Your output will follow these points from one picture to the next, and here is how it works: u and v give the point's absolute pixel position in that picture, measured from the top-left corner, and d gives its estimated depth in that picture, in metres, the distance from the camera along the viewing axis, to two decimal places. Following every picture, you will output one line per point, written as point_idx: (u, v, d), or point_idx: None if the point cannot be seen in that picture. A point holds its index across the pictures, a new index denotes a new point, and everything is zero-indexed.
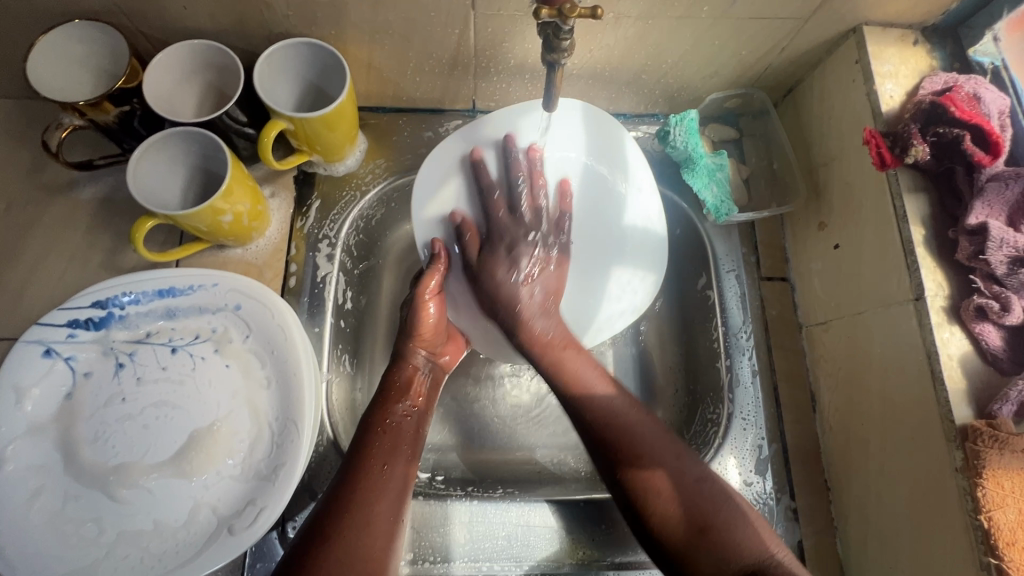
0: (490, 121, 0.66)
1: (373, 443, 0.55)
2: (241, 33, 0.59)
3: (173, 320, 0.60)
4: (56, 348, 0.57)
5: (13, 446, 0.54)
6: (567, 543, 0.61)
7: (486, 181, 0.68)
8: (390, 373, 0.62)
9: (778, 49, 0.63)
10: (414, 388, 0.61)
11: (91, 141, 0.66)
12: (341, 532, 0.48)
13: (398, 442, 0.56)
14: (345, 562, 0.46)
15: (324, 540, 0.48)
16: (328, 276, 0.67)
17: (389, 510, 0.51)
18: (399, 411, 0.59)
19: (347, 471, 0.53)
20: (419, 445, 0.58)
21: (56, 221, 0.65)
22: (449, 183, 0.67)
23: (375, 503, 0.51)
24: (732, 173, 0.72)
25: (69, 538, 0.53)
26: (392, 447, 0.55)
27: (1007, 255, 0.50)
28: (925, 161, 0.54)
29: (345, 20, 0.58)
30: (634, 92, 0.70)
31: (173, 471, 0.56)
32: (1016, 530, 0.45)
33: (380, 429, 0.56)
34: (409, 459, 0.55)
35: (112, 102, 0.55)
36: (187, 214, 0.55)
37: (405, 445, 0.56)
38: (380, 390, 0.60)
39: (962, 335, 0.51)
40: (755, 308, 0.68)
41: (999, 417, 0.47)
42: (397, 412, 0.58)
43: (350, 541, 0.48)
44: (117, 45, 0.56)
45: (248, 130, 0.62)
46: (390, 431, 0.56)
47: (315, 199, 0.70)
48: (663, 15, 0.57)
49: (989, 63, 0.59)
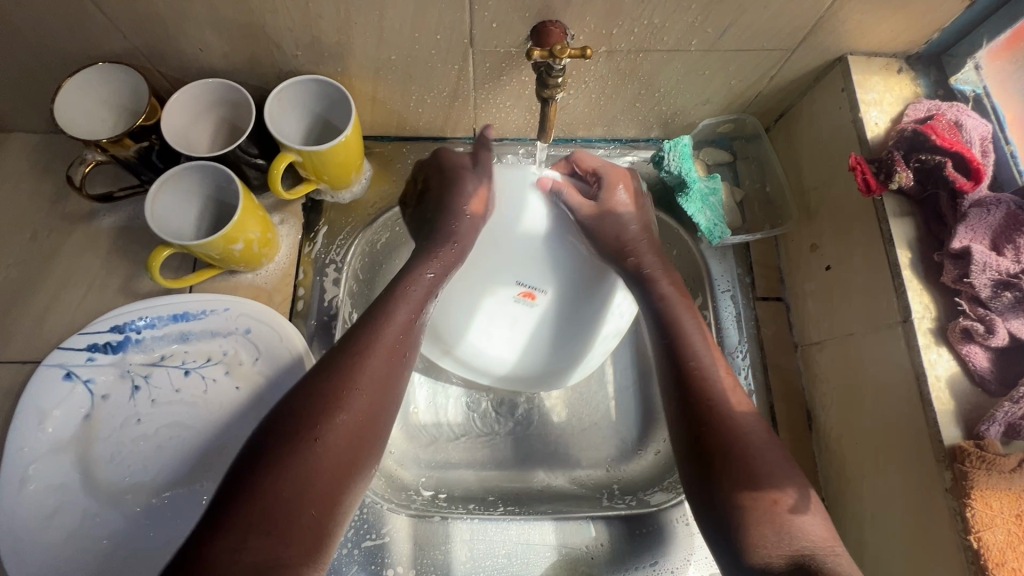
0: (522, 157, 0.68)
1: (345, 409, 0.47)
2: (253, 72, 0.63)
3: (186, 344, 0.63)
4: (76, 372, 0.60)
5: (35, 466, 0.57)
6: (569, 560, 0.63)
7: (504, 201, 0.67)
8: (370, 326, 0.53)
9: (767, 77, 0.65)
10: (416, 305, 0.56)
11: (111, 174, 0.70)
12: (257, 496, 0.41)
13: (367, 379, 0.50)
14: (280, 497, 0.42)
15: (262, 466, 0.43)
16: (335, 299, 0.70)
17: (327, 476, 0.44)
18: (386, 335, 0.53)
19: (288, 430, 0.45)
20: (388, 409, 0.51)
21: (77, 250, 0.68)
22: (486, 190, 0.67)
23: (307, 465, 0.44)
24: (725, 197, 0.74)
25: (88, 556, 0.55)
26: (353, 405, 0.48)
27: (991, 279, 0.51)
28: (909, 187, 0.56)
29: (351, 59, 0.61)
30: (629, 119, 0.72)
31: (186, 489, 0.59)
32: (1005, 550, 0.46)
33: (350, 390, 0.48)
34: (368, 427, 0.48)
35: (133, 138, 0.59)
36: (202, 243, 0.58)
37: (370, 406, 0.49)
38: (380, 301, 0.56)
39: (949, 357, 0.52)
40: (751, 327, 0.69)
41: (987, 438, 0.48)
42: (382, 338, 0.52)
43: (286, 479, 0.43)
44: (137, 85, 0.60)
45: (259, 161, 0.65)
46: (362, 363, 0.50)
47: (323, 225, 0.72)
48: (653, 48, 0.59)
49: (971, 90, 0.61)
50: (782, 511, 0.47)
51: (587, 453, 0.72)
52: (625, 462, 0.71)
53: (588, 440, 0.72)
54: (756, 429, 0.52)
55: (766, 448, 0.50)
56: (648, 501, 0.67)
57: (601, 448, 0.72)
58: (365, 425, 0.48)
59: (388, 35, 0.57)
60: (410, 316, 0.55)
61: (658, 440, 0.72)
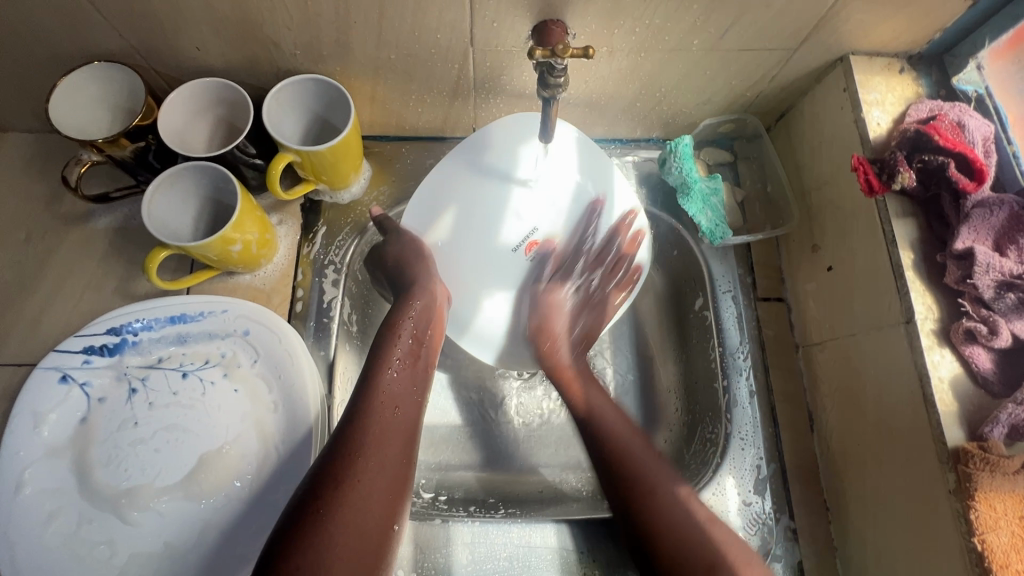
0: (494, 145, 0.67)
1: (353, 475, 0.47)
2: (251, 70, 0.62)
3: (184, 346, 0.62)
4: (72, 374, 0.59)
5: (31, 470, 0.56)
6: (570, 563, 0.62)
7: (477, 214, 0.68)
8: (362, 394, 0.54)
9: (769, 77, 0.65)
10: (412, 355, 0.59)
11: (107, 174, 0.69)
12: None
13: (385, 432, 0.51)
14: (318, 563, 0.42)
15: (297, 530, 0.43)
16: (334, 300, 0.69)
17: (359, 537, 0.44)
18: (385, 386, 0.55)
19: (312, 503, 0.45)
20: (407, 470, 0.51)
21: (73, 250, 0.68)
22: (442, 213, 0.67)
23: (327, 537, 0.43)
24: (726, 197, 0.73)
25: (83, 561, 0.55)
26: (366, 469, 0.48)
27: (993, 280, 0.51)
28: (912, 187, 0.55)
29: (350, 58, 0.60)
30: (629, 119, 0.72)
31: (182, 494, 0.58)
32: (1010, 552, 0.46)
33: (359, 456, 0.49)
34: (393, 484, 0.49)
35: (129, 138, 0.58)
36: (199, 244, 0.57)
37: (387, 467, 0.49)
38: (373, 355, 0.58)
39: (952, 358, 0.52)
40: (752, 328, 0.69)
41: (991, 440, 0.48)
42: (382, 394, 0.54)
43: (325, 543, 0.43)
44: (133, 84, 0.59)
45: (257, 161, 0.64)
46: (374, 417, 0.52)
47: (322, 225, 0.72)
48: (655, 48, 0.59)
49: (973, 91, 0.61)
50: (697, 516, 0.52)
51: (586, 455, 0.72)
52: None
53: None
54: (631, 433, 0.59)
55: (636, 452, 0.57)
56: None
57: (573, 448, 0.73)
58: (385, 486, 0.48)
59: (388, 33, 0.57)
60: (409, 367, 0.58)
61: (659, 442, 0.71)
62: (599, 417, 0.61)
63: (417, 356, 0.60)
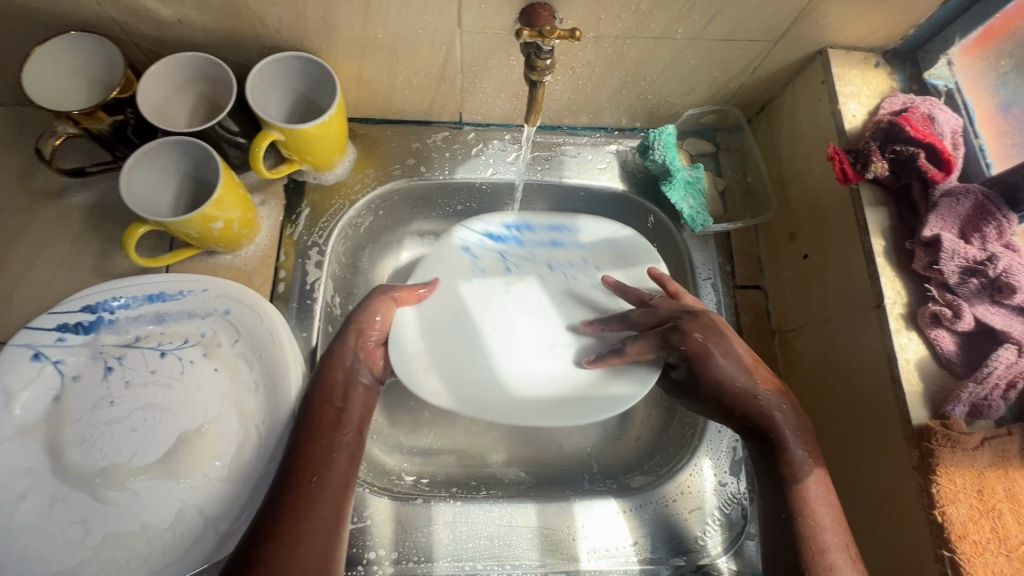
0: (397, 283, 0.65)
1: (276, 545, 0.49)
2: (234, 46, 0.61)
3: (163, 325, 0.62)
4: (45, 352, 0.58)
5: (3, 448, 0.55)
6: (550, 542, 0.63)
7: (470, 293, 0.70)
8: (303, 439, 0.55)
9: (751, 69, 0.66)
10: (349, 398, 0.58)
11: (83, 149, 0.68)
12: None
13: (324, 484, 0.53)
14: None
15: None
16: (317, 281, 0.69)
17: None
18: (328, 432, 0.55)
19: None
20: (333, 551, 0.51)
21: (46, 226, 0.66)
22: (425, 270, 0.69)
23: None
24: (708, 186, 0.75)
25: (56, 540, 0.54)
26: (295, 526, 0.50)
27: (958, 266, 0.53)
28: (885, 176, 0.58)
29: (335, 36, 0.60)
30: (615, 108, 0.73)
31: (162, 473, 0.57)
32: (967, 523, 0.48)
33: (275, 542, 0.49)
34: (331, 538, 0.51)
35: (106, 111, 0.57)
36: (179, 221, 0.56)
37: (305, 549, 0.49)
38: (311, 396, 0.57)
39: (918, 341, 0.54)
40: (730, 314, 0.71)
41: (952, 418, 0.50)
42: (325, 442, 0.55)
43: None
44: (111, 56, 0.58)
45: (240, 139, 0.64)
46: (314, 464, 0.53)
47: (305, 207, 0.71)
48: (640, 35, 0.60)
49: (944, 85, 0.63)
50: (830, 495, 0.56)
51: (566, 439, 0.73)
52: (605, 447, 0.73)
53: (571, 427, 0.74)
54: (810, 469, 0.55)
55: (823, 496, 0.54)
56: (629, 484, 0.68)
57: (554, 433, 0.74)
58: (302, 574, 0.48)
59: (374, 12, 0.56)
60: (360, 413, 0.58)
61: (636, 426, 0.74)
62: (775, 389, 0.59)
63: (352, 431, 0.57)
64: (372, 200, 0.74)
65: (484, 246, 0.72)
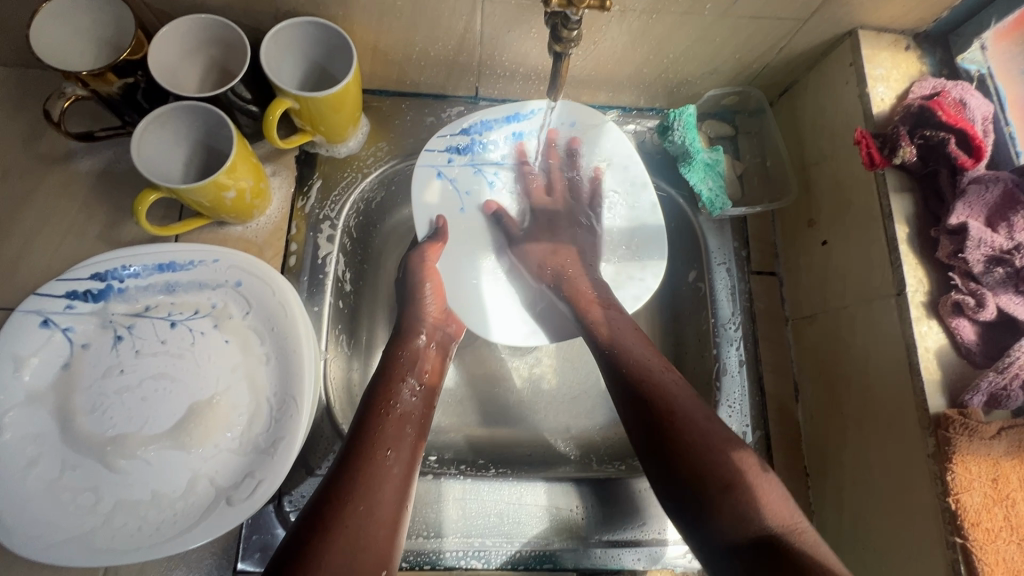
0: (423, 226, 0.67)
1: (352, 486, 0.50)
2: (247, 11, 0.59)
3: (173, 295, 0.61)
4: (54, 319, 0.57)
5: (13, 414, 0.54)
6: (558, 521, 0.63)
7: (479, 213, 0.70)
8: (380, 399, 0.57)
9: (777, 49, 0.65)
10: (422, 368, 0.62)
11: (91, 114, 0.66)
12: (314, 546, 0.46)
13: (400, 431, 0.56)
14: (344, 548, 0.46)
15: (323, 523, 0.48)
16: (329, 255, 0.68)
17: (368, 523, 0.49)
18: (404, 393, 0.59)
19: (298, 552, 0.46)
20: (400, 513, 0.52)
21: (52, 193, 0.65)
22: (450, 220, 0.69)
23: (342, 519, 0.48)
24: (727, 169, 0.74)
25: (65, 507, 0.53)
26: (372, 471, 0.52)
27: (984, 254, 0.52)
28: (912, 162, 0.57)
29: (352, 2, 0.58)
30: (634, 86, 0.71)
31: (172, 442, 0.57)
32: (981, 511, 0.48)
33: (347, 500, 0.49)
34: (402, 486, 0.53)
35: (116, 74, 0.55)
36: (192, 189, 0.55)
37: (379, 509, 0.50)
38: (382, 368, 0.61)
39: (939, 329, 0.53)
40: (744, 300, 0.70)
41: (970, 407, 0.50)
42: (402, 400, 0.58)
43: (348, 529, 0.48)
44: (120, 16, 0.56)
45: (251, 107, 0.62)
46: (393, 416, 0.56)
47: (317, 179, 0.70)
48: (666, 10, 0.58)
49: (976, 70, 0.62)
50: (694, 433, 0.52)
51: (575, 421, 0.73)
52: (614, 429, 0.73)
53: (581, 408, 0.74)
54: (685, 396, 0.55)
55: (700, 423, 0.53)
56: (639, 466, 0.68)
57: (563, 412, 0.74)
58: (379, 533, 0.49)
59: None
60: (424, 381, 0.61)
61: None
62: (626, 353, 0.60)
63: (421, 403, 0.59)
64: (382, 177, 0.73)
65: (452, 183, 0.69)
